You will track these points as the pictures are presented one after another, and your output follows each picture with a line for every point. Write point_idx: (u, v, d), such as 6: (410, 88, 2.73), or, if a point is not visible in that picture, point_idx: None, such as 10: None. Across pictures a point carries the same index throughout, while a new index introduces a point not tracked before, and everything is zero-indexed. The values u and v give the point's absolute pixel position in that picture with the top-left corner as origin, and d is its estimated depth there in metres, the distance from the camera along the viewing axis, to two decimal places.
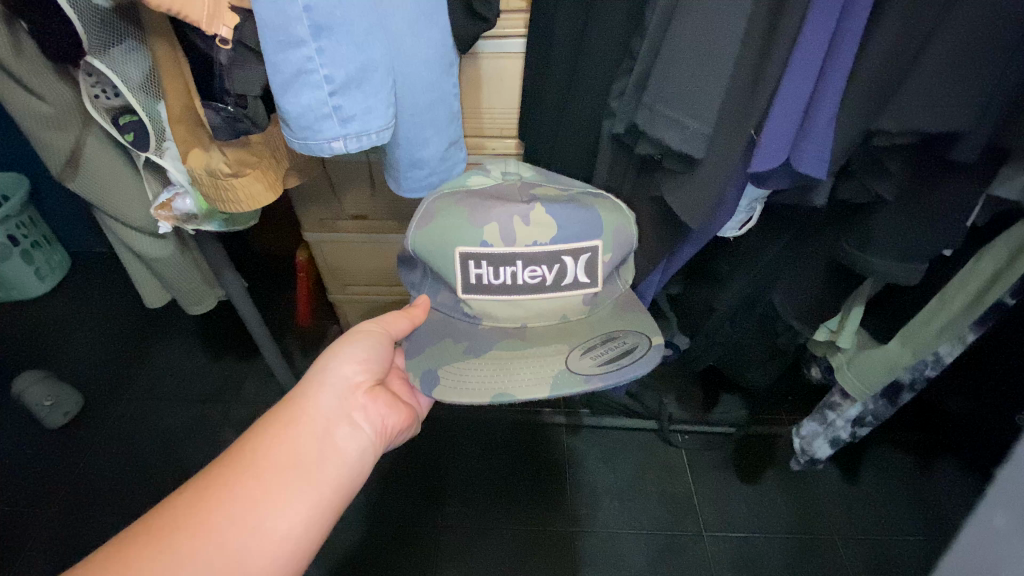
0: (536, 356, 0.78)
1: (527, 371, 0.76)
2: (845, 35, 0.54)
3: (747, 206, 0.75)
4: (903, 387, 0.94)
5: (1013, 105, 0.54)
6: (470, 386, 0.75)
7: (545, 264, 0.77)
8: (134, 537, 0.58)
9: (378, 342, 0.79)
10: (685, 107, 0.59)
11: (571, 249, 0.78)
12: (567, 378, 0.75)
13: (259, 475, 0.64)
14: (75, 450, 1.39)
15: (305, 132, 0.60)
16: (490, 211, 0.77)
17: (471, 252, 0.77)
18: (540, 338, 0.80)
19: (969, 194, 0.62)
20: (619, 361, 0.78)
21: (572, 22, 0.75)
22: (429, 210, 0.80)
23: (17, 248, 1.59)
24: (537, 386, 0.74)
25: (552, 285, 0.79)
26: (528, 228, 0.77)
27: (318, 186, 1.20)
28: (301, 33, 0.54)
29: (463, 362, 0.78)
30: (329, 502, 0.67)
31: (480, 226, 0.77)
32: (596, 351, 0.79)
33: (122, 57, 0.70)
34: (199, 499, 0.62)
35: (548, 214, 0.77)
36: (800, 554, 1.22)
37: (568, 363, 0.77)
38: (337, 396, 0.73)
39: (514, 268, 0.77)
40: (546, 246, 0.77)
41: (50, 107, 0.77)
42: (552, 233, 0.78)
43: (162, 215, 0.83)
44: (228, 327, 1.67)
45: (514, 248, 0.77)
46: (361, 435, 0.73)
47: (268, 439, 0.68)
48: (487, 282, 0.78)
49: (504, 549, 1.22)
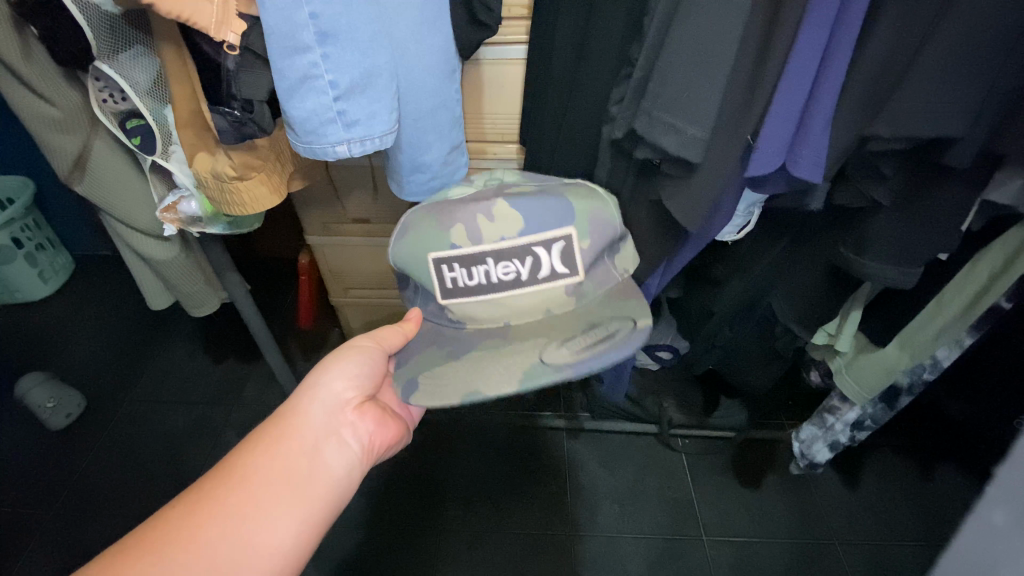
0: (514, 354, 0.71)
1: (502, 368, 0.70)
2: (841, 41, 0.55)
3: (745, 211, 0.76)
4: (901, 391, 0.94)
5: (1007, 110, 0.54)
6: (448, 387, 0.69)
7: (516, 259, 0.71)
8: (127, 548, 0.58)
9: (370, 357, 0.80)
10: (684, 114, 0.60)
11: (541, 239, 0.72)
12: (541, 372, 0.69)
13: (250, 489, 0.65)
14: (77, 452, 1.39)
15: (309, 136, 0.61)
16: (460, 212, 0.73)
17: (442, 255, 0.72)
18: (522, 335, 0.73)
19: (965, 198, 0.63)
20: (595, 349, 0.71)
21: (573, 29, 0.76)
22: (406, 222, 0.76)
23: (21, 251, 1.61)
24: (508, 379, 0.69)
25: (529, 280, 0.73)
26: (494, 226, 0.72)
27: (321, 190, 1.21)
28: (307, 39, 0.56)
29: (444, 367, 0.72)
30: (316, 517, 0.68)
31: (449, 229, 0.72)
32: (574, 339, 0.72)
33: (130, 61, 0.71)
34: (191, 511, 0.62)
35: (514, 208, 0.72)
36: (801, 559, 1.21)
37: (543, 355, 0.70)
38: (327, 411, 0.75)
39: (485, 267, 0.72)
40: (513, 240, 0.71)
41: (58, 110, 0.79)
42: (519, 227, 0.72)
43: (167, 217, 0.84)
44: (230, 330, 1.68)
45: (482, 247, 0.71)
46: (348, 451, 0.74)
47: (258, 453, 0.68)
48: (463, 284, 0.72)
49: (503, 552, 1.22)
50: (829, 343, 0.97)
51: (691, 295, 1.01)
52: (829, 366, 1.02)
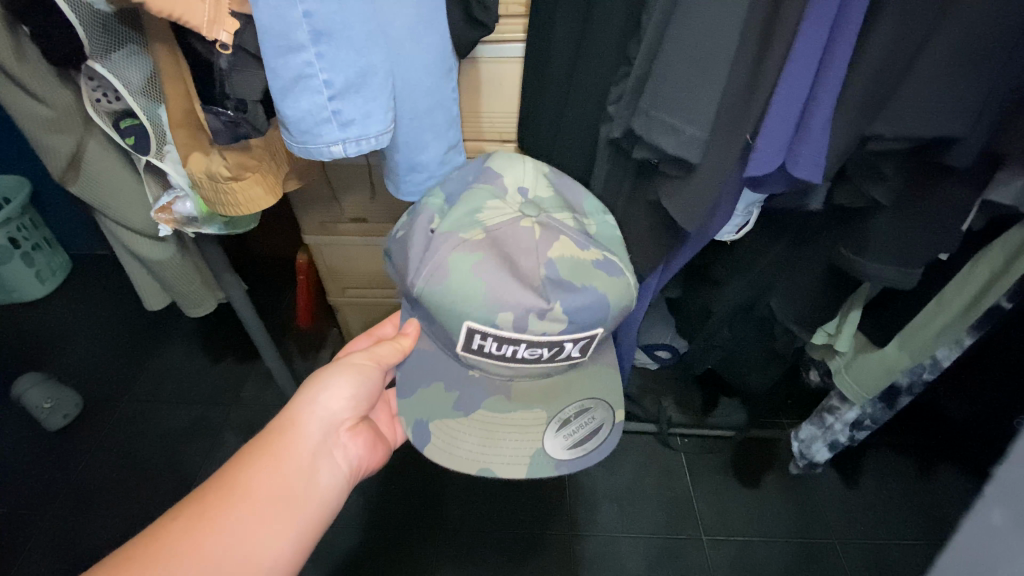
0: (518, 424, 0.76)
1: (510, 446, 0.75)
2: (841, 39, 0.54)
3: (744, 211, 0.75)
4: (900, 391, 0.93)
5: (1008, 111, 0.54)
6: (460, 453, 0.74)
7: (546, 347, 0.72)
8: (126, 565, 0.57)
9: (366, 375, 0.78)
10: (682, 113, 0.60)
11: (575, 337, 0.72)
12: (539, 464, 0.74)
13: (251, 509, 0.64)
14: (75, 453, 1.39)
15: (304, 136, 0.61)
16: (507, 286, 0.69)
17: (479, 328, 0.70)
18: (522, 399, 0.77)
19: (965, 198, 0.62)
20: (586, 443, 0.76)
21: (571, 27, 0.75)
22: (440, 261, 0.70)
23: (18, 250, 1.60)
24: (516, 466, 0.74)
25: (548, 361, 0.74)
26: (541, 321, 0.70)
27: (319, 190, 1.20)
28: (301, 38, 0.55)
29: (452, 420, 0.75)
30: (311, 535, 0.69)
31: (493, 304, 0.69)
32: (571, 427, 0.77)
33: (123, 61, 0.71)
34: (190, 533, 0.61)
35: (564, 309, 0.70)
36: (800, 558, 1.21)
37: (544, 443, 0.75)
38: (324, 430, 0.74)
39: (516, 347, 0.71)
40: (553, 334, 0.71)
41: (51, 110, 0.78)
42: (562, 325, 0.71)
43: (162, 217, 0.83)
44: (228, 330, 1.68)
45: (522, 334, 0.70)
46: (342, 472, 0.75)
47: (255, 471, 0.67)
48: (489, 352, 0.72)
49: (503, 552, 1.21)
50: (829, 343, 0.96)
51: (690, 295, 1.00)
52: (828, 365, 1.00)
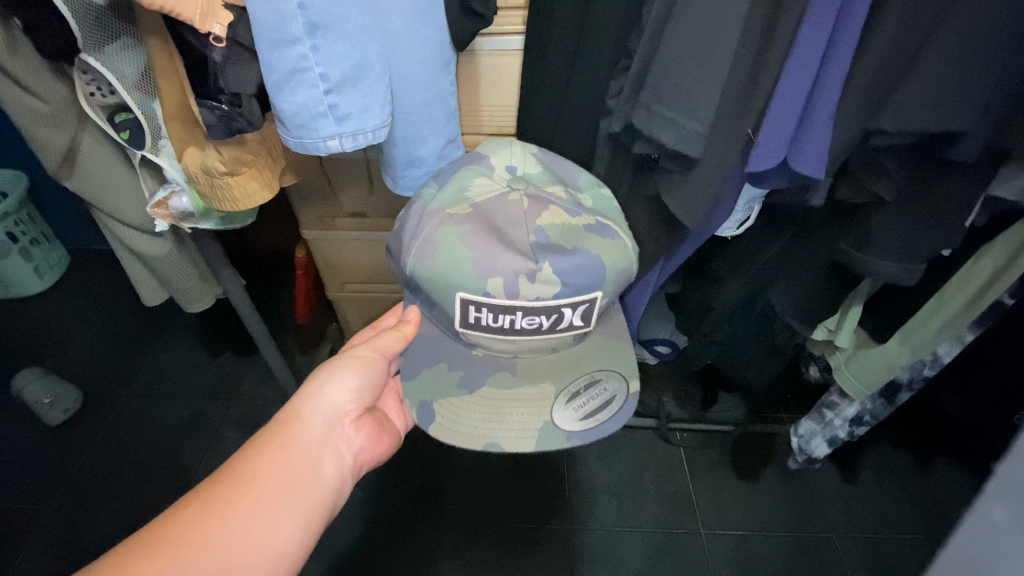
0: (524, 399, 0.75)
1: (518, 421, 0.74)
2: (846, 31, 0.53)
3: (745, 206, 0.74)
4: (900, 387, 0.92)
5: (1013, 105, 0.53)
6: (466, 430, 0.73)
7: (544, 315, 0.71)
8: (141, 548, 0.56)
9: (369, 366, 0.79)
10: (682, 108, 0.59)
11: (572, 301, 0.71)
12: (550, 435, 0.74)
13: (261, 494, 0.64)
14: (74, 448, 1.39)
15: (300, 131, 0.60)
16: (495, 255, 0.69)
17: (472, 299, 0.70)
18: (529, 374, 0.77)
19: (969, 194, 0.62)
20: (597, 415, 0.76)
21: (571, 20, 0.74)
22: (430, 237, 0.71)
23: (15, 245, 1.59)
24: (525, 439, 0.73)
25: (549, 331, 0.73)
26: (533, 286, 0.69)
27: (316, 184, 1.20)
28: (295, 30, 0.54)
29: (458, 398, 0.75)
30: (318, 524, 0.68)
31: (482, 273, 0.69)
32: (580, 399, 0.76)
33: (116, 54, 0.69)
34: (202, 517, 0.60)
35: (555, 273, 0.70)
36: (799, 552, 1.22)
37: (554, 417, 0.75)
38: (329, 421, 0.75)
39: (513, 317, 0.71)
40: (548, 300, 0.70)
41: (45, 104, 0.77)
42: (557, 289, 0.70)
43: (158, 213, 0.83)
44: (227, 325, 1.67)
45: (516, 302, 0.70)
46: (346, 462, 0.74)
47: (265, 458, 0.67)
48: (487, 325, 0.72)
49: (503, 547, 1.22)
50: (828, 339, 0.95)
51: (690, 291, 0.99)
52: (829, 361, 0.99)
